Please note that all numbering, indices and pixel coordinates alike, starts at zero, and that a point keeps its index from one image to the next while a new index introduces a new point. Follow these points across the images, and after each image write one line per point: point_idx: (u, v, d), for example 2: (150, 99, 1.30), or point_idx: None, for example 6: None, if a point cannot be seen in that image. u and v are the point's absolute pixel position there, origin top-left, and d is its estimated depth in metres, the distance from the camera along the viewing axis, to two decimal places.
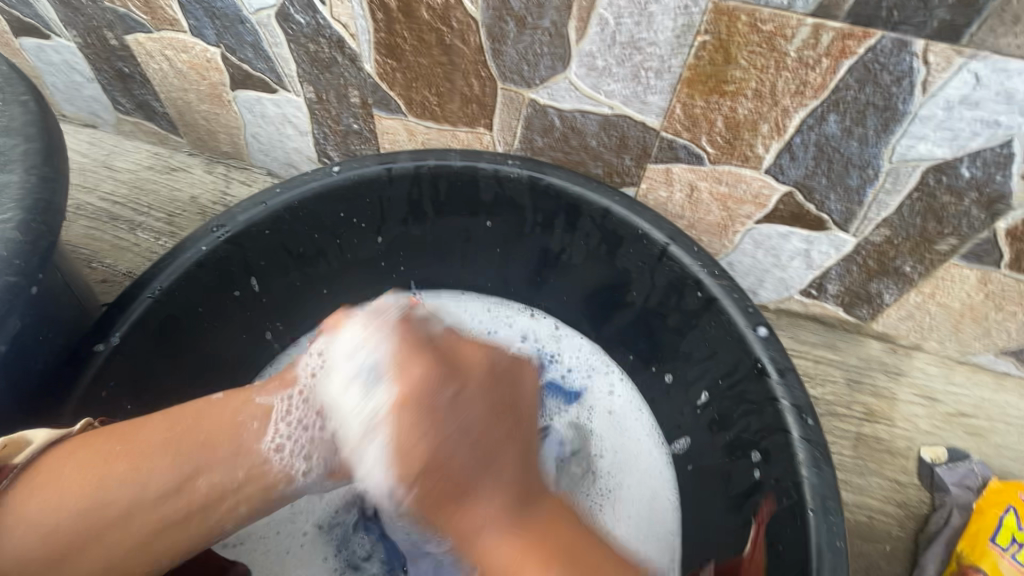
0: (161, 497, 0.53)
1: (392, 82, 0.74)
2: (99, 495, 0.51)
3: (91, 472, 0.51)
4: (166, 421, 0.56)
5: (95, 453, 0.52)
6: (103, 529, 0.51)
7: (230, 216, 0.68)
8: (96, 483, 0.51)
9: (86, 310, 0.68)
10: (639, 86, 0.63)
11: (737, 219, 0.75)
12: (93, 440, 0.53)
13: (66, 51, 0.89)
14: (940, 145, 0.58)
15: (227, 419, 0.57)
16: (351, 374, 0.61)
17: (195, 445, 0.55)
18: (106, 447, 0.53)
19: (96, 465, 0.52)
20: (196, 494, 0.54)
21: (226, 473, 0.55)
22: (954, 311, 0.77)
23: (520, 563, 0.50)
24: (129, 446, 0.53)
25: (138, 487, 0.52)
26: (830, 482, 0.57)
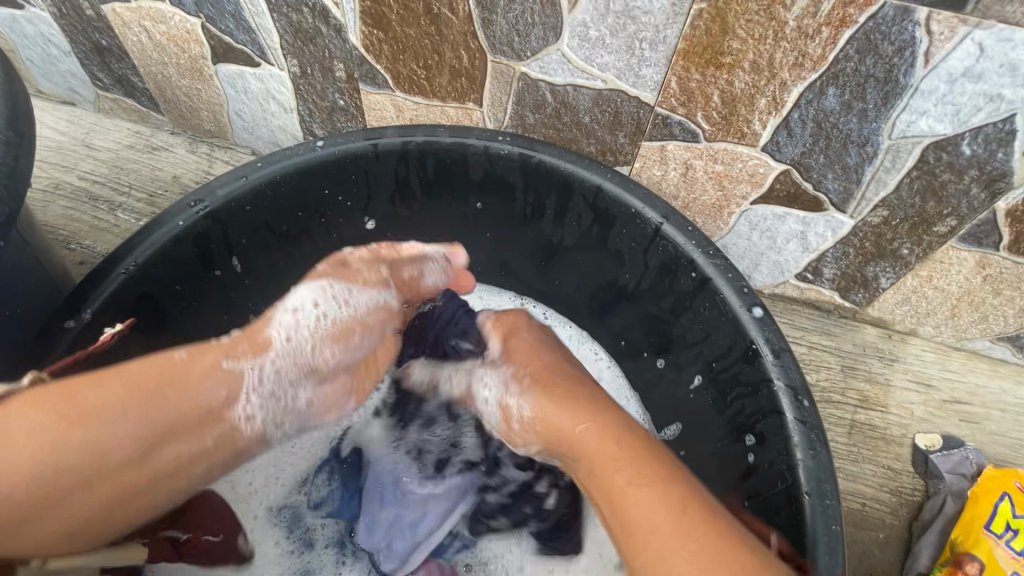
0: (124, 464, 0.48)
1: (378, 55, 0.71)
2: (56, 464, 0.46)
3: (42, 440, 0.46)
4: (123, 383, 0.50)
5: (44, 419, 0.47)
6: (57, 498, 0.47)
7: (209, 190, 0.65)
8: (42, 450, 0.46)
9: (58, 286, 0.65)
10: (633, 58, 0.61)
11: (733, 199, 0.73)
12: (41, 399, 0.48)
13: (41, 23, 0.86)
14: (941, 120, 0.57)
15: (198, 382, 0.52)
16: (327, 337, 0.60)
17: (152, 409, 0.49)
18: (54, 412, 0.47)
19: (46, 433, 0.46)
20: (162, 462, 0.51)
21: (197, 440, 0.52)
22: (951, 295, 0.76)
23: (668, 502, 0.48)
24: (77, 410, 0.48)
25: (97, 455, 0.47)
26: (826, 465, 0.55)
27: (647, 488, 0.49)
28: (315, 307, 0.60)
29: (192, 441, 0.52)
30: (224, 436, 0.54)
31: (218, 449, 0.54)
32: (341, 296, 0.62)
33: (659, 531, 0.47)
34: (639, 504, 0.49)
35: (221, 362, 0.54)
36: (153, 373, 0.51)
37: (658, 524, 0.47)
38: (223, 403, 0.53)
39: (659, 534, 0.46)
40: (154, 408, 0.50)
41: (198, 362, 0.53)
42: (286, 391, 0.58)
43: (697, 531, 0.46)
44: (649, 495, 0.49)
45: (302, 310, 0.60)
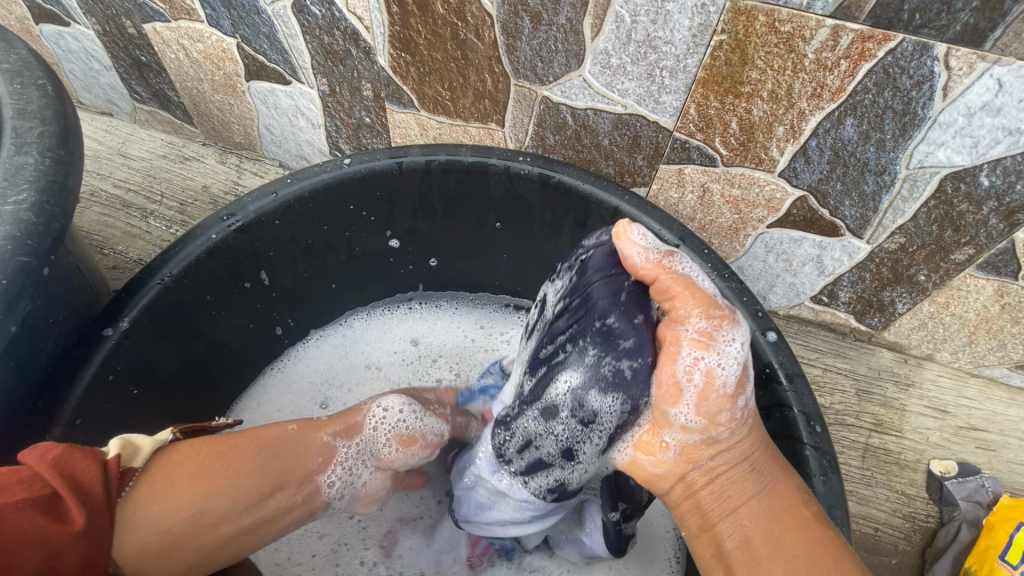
0: (245, 510, 0.57)
1: (405, 76, 0.74)
2: (193, 511, 0.54)
3: (193, 490, 0.54)
4: (259, 444, 0.59)
5: (192, 471, 0.55)
6: (194, 538, 0.54)
7: (241, 205, 0.68)
8: (197, 494, 0.54)
9: (97, 294, 0.68)
10: (653, 85, 0.62)
11: (749, 222, 0.74)
12: (193, 453, 0.56)
13: (85, 39, 0.90)
14: (960, 152, 0.57)
15: (305, 451, 0.62)
16: (398, 445, 0.66)
17: (274, 466, 0.59)
18: (202, 464, 0.56)
19: (196, 484, 0.54)
20: (267, 511, 0.58)
21: (293, 496, 0.60)
22: (968, 322, 0.76)
23: (809, 543, 0.49)
24: (229, 462, 0.57)
25: (228, 502, 0.55)
26: (838, 491, 0.56)
27: (791, 527, 0.49)
28: (402, 410, 0.67)
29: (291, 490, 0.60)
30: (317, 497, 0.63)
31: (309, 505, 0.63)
32: (419, 411, 0.68)
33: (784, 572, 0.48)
34: (760, 528, 0.50)
35: (329, 436, 0.64)
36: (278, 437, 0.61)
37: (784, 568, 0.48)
38: (321, 470, 0.63)
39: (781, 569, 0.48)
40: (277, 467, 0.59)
41: (307, 433, 0.63)
42: (362, 473, 0.65)
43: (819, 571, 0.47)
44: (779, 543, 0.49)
45: (392, 409, 0.66)
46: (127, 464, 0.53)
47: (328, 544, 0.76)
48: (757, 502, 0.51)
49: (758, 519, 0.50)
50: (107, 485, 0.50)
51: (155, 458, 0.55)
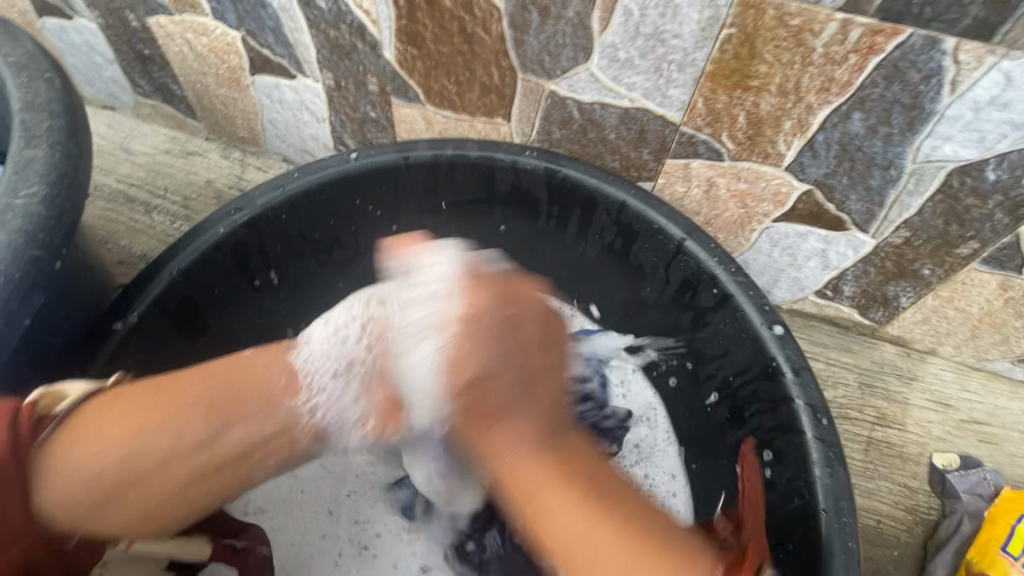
0: (201, 443, 0.53)
1: (411, 70, 0.74)
2: (136, 447, 0.51)
3: (128, 424, 0.51)
4: (180, 386, 0.54)
5: (127, 408, 0.52)
6: (139, 483, 0.51)
7: (248, 199, 0.68)
8: (128, 432, 0.51)
9: (104, 289, 0.68)
10: (661, 79, 0.62)
11: (755, 217, 0.75)
12: (127, 393, 0.53)
13: (88, 33, 0.90)
14: (966, 146, 0.57)
15: (255, 373, 0.57)
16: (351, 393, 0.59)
17: (224, 406, 0.54)
18: (134, 399, 0.52)
19: (132, 418, 0.51)
20: (227, 446, 0.54)
21: (256, 426, 0.55)
22: (972, 316, 0.76)
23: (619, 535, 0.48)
24: (131, 403, 0.52)
25: (174, 436, 0.52)
26: (844, 483, 0.56)
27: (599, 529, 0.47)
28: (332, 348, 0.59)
29: (253, 430, 0.55)
30: (292, 447, 0.58)
31: (280, 461, 0.58)
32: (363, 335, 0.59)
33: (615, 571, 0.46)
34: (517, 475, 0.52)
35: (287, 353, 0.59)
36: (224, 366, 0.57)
37: (564, 517, 0.49)
38: (284, 391, 0.57)
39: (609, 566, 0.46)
40: (228, 397, 0.55)
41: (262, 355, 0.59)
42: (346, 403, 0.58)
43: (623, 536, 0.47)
44: (553, 486, 0.50)
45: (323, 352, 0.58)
46: (42, 414, 0.51)
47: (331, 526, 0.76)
48: (557, 502, 0.49)
49: (569, 516, 0.48)
50: (16, 431, 0.48)
51: (82, 403, 0.53)
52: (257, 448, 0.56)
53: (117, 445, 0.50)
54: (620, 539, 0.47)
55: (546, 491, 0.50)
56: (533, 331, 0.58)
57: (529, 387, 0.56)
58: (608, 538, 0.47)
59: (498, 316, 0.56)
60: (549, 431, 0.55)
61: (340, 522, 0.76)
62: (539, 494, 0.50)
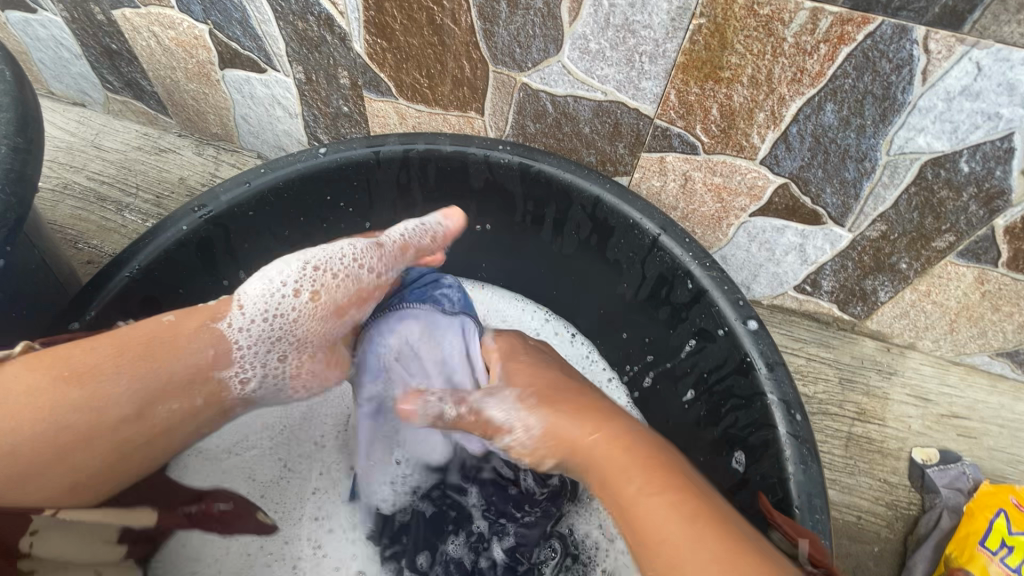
0: (123, 420, 0.53)
1: (382, 64, 0.72)
2: (56, 426, 0.50)
3: (42, 402, 0.50)
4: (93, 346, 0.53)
5: (40, 382, 0.50)
6: (72, 454, 0.51)
7: (213, 196, 0.66)
8: (46, 411, 0.50)
9: (64, 288, 0.66)
10: (633, 70, 0.61)
11: (732, 211, 0.74)
12: (36, 363, 0.51)
13: (53, 26, 0.88)
14: (940, 137, 0.57)
15: (182, 342, 0.56)
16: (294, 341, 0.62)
17: (151, 367, 0.54)
18: (50, 374, 0.51)
19: (47, 393, 0.50)
20: (156, 419, 0.54)
21: (187, 399, 0.56)
22: (950, 310, 0.76)
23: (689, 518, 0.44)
24: (42, 381, 0.50)
25: (96, 413, 0.51)
26: (817, 479, 0.56)
27: (688, 516, 0.44)
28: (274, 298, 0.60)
29: (185, 402, 0.56)
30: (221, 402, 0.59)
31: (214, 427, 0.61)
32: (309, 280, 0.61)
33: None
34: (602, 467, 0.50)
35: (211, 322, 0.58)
36: (146, 334, 0.55)
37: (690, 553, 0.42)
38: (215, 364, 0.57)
39: (711, 571, 0.41)
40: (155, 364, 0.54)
41: (188, 323, 0.57)
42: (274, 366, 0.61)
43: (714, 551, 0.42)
44: (657, 501, 0.46)
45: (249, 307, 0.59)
46: None
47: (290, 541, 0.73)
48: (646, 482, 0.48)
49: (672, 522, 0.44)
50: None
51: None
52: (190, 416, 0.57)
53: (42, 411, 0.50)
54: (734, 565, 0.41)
55: (649, 506, 0.46)
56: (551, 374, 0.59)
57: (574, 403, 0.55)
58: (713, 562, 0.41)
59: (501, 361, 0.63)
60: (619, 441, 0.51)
61: (296, 532, 0.73)
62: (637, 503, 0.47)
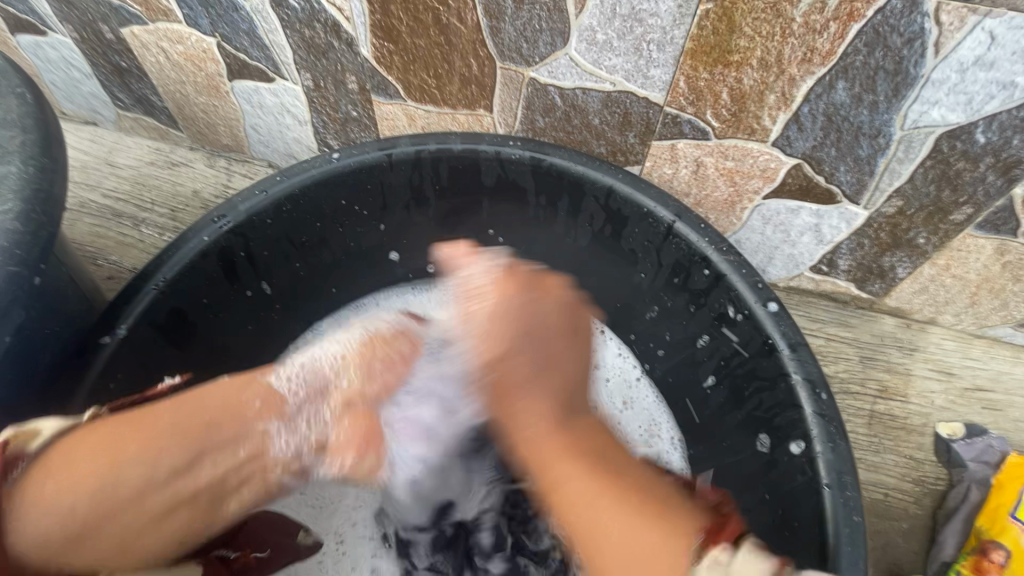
0: (172, 477, 0.54)
1: (389, 66, 0.73)
2: (108, 483, 0.51)
3: (100, 461, 0.51)
4: (148, 418, 0.54)
5: (93, 449, 0.52)
6: (119, 512, 0.52)
7: (232, 206, 0.67)
8: (106, 467, 0.51)
9: (93, 304, 0.68)
10: (641, 59, 0.61)
11: (745, 194, 0.74)
12: (90, 433, 0.53)
13: (63, 47, 0.89)
14: (954, 109, 0.56)
15: (233, 400, 0.58)
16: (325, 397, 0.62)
17: (198, 430, 0.55)
18: (107, 436, 0.53)
19: (104, 454, 0.52)
20: (203, 476, 0.55)
21: (231, 455, 0.57)
22: (970, 283, 0.75)
23: (621, 508, 0.51)
24: (103, 443, 0.52)
25: (146, 469, 0.52)
26: (846, 456, 0.56)
27: (612, 498, 0.51)
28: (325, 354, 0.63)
29: (231, 457, 0.57)
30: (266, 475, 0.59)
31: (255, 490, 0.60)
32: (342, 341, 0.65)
33: (614, 545, 0.49)
34: (591, 435, 0.58)
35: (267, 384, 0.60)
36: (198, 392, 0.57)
37: (576, 487, 0.52)
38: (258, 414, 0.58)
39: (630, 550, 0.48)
40: (201, 427, 0.55)
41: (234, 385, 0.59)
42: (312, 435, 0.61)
43: (625, 510, 0.50)
44: (597, 497, 0.51)
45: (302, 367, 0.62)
46: (15, 451, 0.51)
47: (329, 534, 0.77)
48: (574, 467, 0.54)
49: (583, 491, 0.52)
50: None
51: (52, 442, 0.52)
52: (234, 476, 0.57)
53: (90, 459, 0.51)
54: (620, 506, 0.51)
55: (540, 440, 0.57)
56: (546, 316, 0.61)
57: (541, 369, 0.60)
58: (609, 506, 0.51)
59: (525, 296, 0.61)
60: (567, 409, 0.59)
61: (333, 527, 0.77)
62: (555, 466, 0.54)
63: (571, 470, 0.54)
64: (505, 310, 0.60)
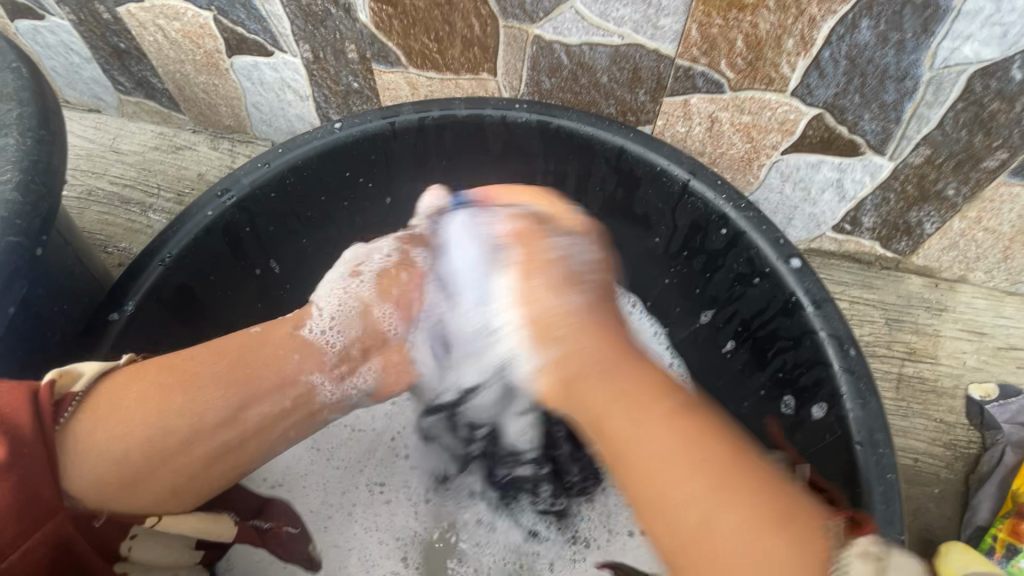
0: (218, 425, 0.52)
1: (389, 32, 0.71)
2: (160, 427, 0.50)
3: (151, 406, 0.50)
4: (190, 364, 0.53)
5: (145, 393, 0.51)
6: (172, 456, 0.51)
7: (234, 180, 0.66)
8: (155, 415, 0.50)
9: (101, 285, 0.68)
10: (650, 8, 0.59)
11: (763, 150, 0.71)
12: (142, 373, 0.52)
13: (61, 32, 0.88)
14: (989, 44, 0.53)
15: (272, 351, 0.56)
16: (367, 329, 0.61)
17: (246, 380, 0.54)
18: (156, 383, 0.51)
19: (155, 401, 0.51)
20: (247, 425, 0.54)
21: (274, 403, 0.55)
22: (1003, 235, 0.72)
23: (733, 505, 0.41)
24: (148, 395, 0.51)
25: (194, 415, 0.51)
26: (877, 413, 0.54)
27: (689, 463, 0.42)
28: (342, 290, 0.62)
29: (276, 406, 0.55)
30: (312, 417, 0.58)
31: (301, 434, 0.59)
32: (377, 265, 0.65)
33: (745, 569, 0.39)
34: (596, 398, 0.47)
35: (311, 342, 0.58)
36: (240, 346, 0.56)
37: (660, 452, 0.43)
38: (301, 365, 0.57)
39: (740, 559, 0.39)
40: (245, 376, 0.54)
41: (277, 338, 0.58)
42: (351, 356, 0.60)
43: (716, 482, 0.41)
44: (688, 440, 0.43)
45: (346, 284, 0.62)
46: (63, 392, 0.49)
47: (345, 501, 0.74)
48: (637, 431, 0.45)
49: (649, 450, 0.44)
50: (37, 418, 0.47)
51: (98, 382, 0.51)
52: (278, 424, 0.56)
53: (137, 398, 0.50)
54: (722, 495, 0.41)
55: (588, 388, 0.48)
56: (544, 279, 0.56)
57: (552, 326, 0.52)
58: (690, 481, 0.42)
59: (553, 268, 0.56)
60: (654, 390, 0.47)
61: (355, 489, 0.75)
62: (635, 430, 0.45)
63: (654, 430, 0.44)
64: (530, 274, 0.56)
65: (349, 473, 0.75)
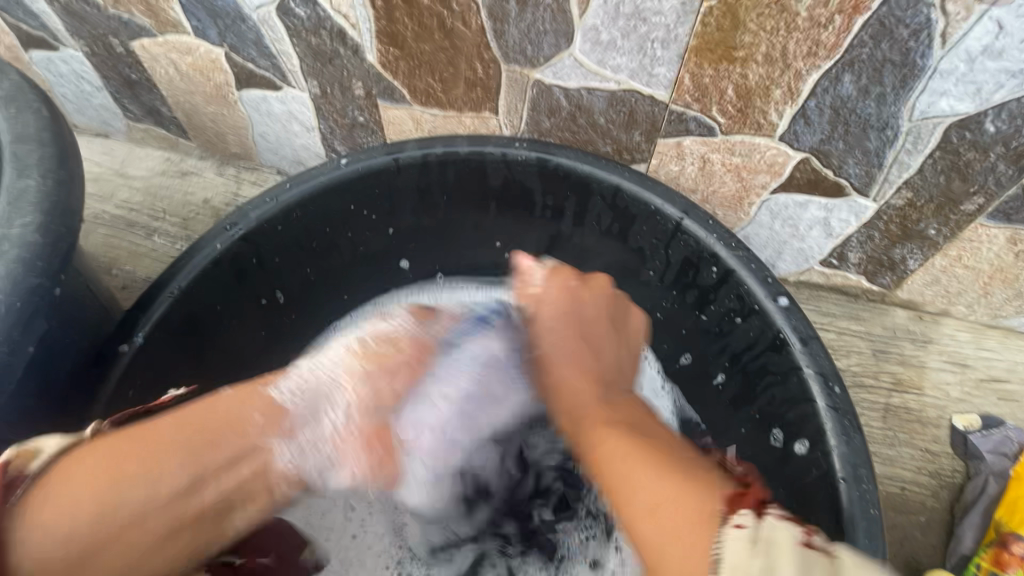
0: (163, 504, 0.45)
1: (395, 72, 0.73)
2: (98, 510, 0.43)
3: (86, 487, 0.43)
4: (154, 426, 0.47)
5: (82, 471, 0.44)
6: (99, 549, 0.43)
7: (243, 214, 0.68)
8: (102, 492, 0.43)
9: (110, 312, 0.70)
10: (645, 58, 0.61)
11: (753, 189, 0.74)
12: (92, 450, 0.45)
13: (74, 62, 0.90)
14: (963, 99, 0.56)
15: (240, 408, 0.51)
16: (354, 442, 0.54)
17: (208, 447, 0.47)
18: (96, 459, 0.44)
19: (92, 480, 0.43)
20: (205, 498, 0.47)
21: (238, 472, 0.49)
22: (983, 273, 0.75)
23: (661, 486, 0.43)
24: (91, 468, 0.44)
25: (145, 493, 0.44)
26: (861, 449, 0.56)
27: (650, 471, 0.44)
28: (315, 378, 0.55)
29: (237, 474, 0.49)
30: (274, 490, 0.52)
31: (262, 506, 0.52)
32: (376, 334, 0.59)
33: (652, 536, 0.41)
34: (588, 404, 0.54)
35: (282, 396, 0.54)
36: (200, 404, 0.50)
37: (618, 458, 0.47)
38: (270, 426, 0.51)
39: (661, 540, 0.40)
40: (203, 440, 0.47)
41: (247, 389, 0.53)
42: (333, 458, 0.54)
43: (672, 489, 0.42)
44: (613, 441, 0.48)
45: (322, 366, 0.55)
46: (11, 471, 0.44)
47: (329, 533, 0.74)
48: (616, 456, 0.47)
49: (617, 465, 0.46)
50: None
51: (54, 459, 0.45)
52: (242, 491, 0.49)
53: (83, 480, 0.43)
54: (665, 479, 0.43)
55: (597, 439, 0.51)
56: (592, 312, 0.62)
57: (597, 349, 0.59)
58: (652, 513, 0.41)
59: (580, 303, 0.62)
60: (599, 389, 0.55)
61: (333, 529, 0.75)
62: (598, 438, 0.50)
63: (623, 460, 0.46)
64: (536, 298, 0.64)
65: (317, 509, 0.75)
